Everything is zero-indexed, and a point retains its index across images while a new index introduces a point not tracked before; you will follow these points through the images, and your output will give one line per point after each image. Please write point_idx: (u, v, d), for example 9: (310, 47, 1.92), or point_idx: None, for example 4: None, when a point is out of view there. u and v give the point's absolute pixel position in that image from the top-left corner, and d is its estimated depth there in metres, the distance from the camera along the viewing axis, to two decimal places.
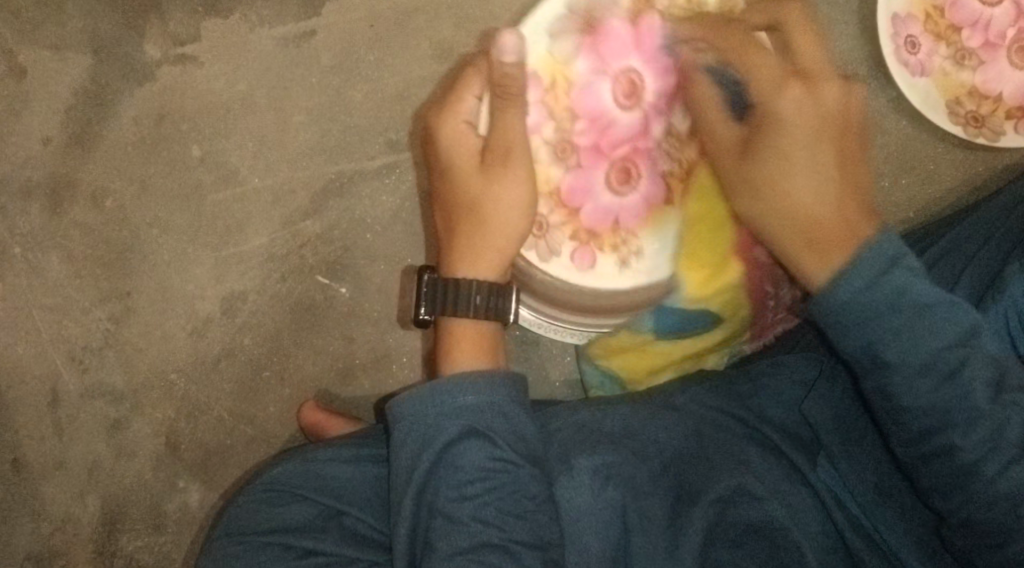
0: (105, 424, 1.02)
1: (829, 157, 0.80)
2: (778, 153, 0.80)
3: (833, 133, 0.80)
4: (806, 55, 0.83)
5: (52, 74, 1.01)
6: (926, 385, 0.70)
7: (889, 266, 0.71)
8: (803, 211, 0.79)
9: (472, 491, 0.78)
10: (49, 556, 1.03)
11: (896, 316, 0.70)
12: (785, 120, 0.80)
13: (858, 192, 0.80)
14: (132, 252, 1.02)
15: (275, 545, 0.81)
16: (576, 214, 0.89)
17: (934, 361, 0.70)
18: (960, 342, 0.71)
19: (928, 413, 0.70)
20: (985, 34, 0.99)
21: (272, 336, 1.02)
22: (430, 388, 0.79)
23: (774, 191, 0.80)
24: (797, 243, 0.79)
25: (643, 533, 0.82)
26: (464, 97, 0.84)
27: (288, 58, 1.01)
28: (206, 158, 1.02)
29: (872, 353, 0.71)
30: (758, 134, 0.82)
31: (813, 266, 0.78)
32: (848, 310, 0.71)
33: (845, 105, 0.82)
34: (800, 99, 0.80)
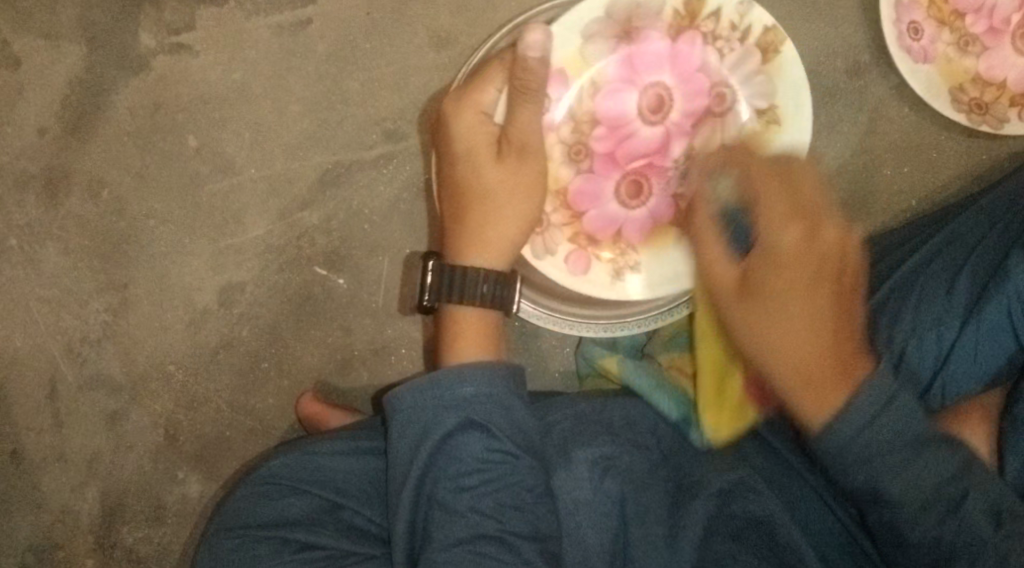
0: (104, 415, 1.02)
1: (828, 304, 0.78)
2: (772, 312, 0.78)
3: (827, 281, 0.78)
4: (807, 195, 0.80)
5: (47, 64, 1.01)
6: (928, 521, 0.72)
7: (889, 401, 0.72)
8: (807, 341, 0.77)
9: (470, 482, 0.77)
10: (49, 547, 1.03)
11: (894, 457, 0.72)
12: (784, 255, 0.78)
13: (847, 329, 0.78)
14: (129, 243, 1.02)
15: (272, 539, 0.80)
16: (580, 217, 0.91)
17: (936, 497, 0.72)
18: (956, 477, 0.72)
19: (929, 545, 0.72)
20: (989, 20, 0.98)
21: (270, 328, 1.02)
22: (431, 379, 0.78)
23: (772, 333, 0.78)
24: (794, 381, 0.77)
25: (640, 524, 0.80)
26: (483, 88, 0.82)
27: (284, 47, 1.00)
28: (202, 148, 1.01)
29: (875, 489, 0.72)
30: (756, 278, 0.79)
31: (814, 409, 0.75)
32: (851, 447, 0.72)
33: (828, 248, 0.78)
34: (802, 233, 0.78)
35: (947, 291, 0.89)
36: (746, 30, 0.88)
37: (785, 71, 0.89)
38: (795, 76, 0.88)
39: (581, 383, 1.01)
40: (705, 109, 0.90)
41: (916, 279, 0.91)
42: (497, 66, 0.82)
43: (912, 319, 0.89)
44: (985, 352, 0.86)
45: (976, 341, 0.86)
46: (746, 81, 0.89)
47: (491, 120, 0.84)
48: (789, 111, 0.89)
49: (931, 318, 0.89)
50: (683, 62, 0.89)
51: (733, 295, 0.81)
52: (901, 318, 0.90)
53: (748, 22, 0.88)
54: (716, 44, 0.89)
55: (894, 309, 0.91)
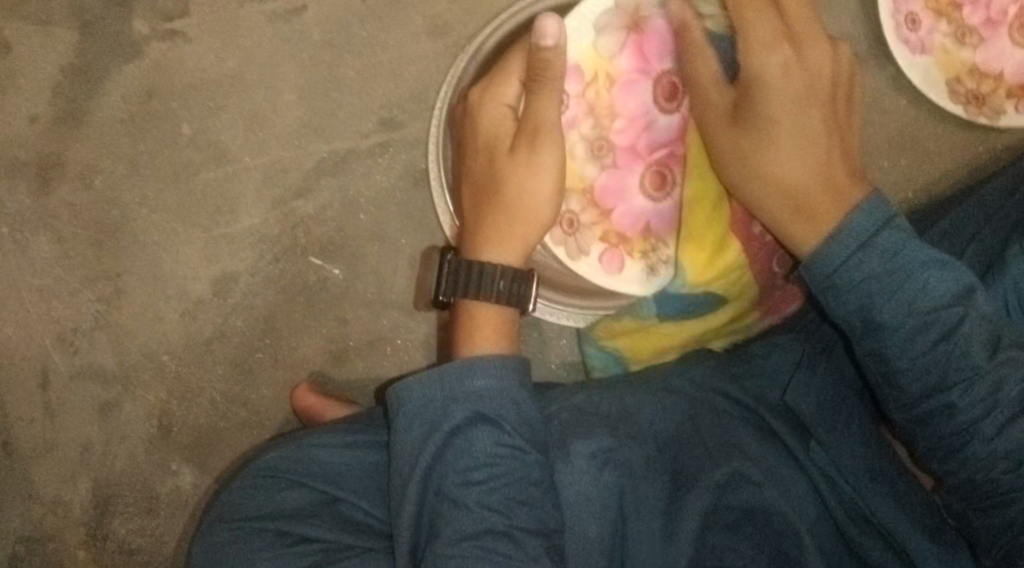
0: (97, 405, 1.01)
1: (816, 119, 0.84)
2: (764, 141, 0.84)
3: (818, 100, 0.85)
4: (793, 17, 0.84)
5: (38, 51, 0.99)
6: (919, 345, 0.76)
7: (879, 219, 0.78)
8: (804, 170, 0.84)
9: (478, 477, 0.77)
10: (41, 538, 1.02)
11: (887, 279, 0.76)
12: (759, 83, 0.83)
13: (841, 132, 0.86)
14: (121, 232, 1.01)
15: (270, 531, 0.80)
16: (608, 215, 0.91)
17: (927, 322, 0.76)
18: (955, 302, 0.76)
19: (922, 372, 0.76)
20: (985, 12, 0.98)
21: (265, 317, 1.01)
22: (441, 371, 0.78)
23: (768, 154, 0.84)
24: (783, 210, 0.84)
25: (639, 518, 0.81)
26: (505, 82, 0.83)
27: (279, 34, 1.00)
28: (196, 136, 1.00)
29: (864, 314, 0.77)
30: (745, 99, 0.84)
31: (804, 231, 0.83)
32: (841, 276, 0.77)
33: (839, 67, 0.86)
34: (787, 58, 0.83)
35: None
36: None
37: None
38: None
39: (589, 374, 0.99)
40: None
41: None
42: (518, 58, 0.84)
43: None
44: None
45: None
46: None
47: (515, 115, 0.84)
48: None
49: None
50: None
51: (724, 126, 0.85)
52: None
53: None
54: None
55: None
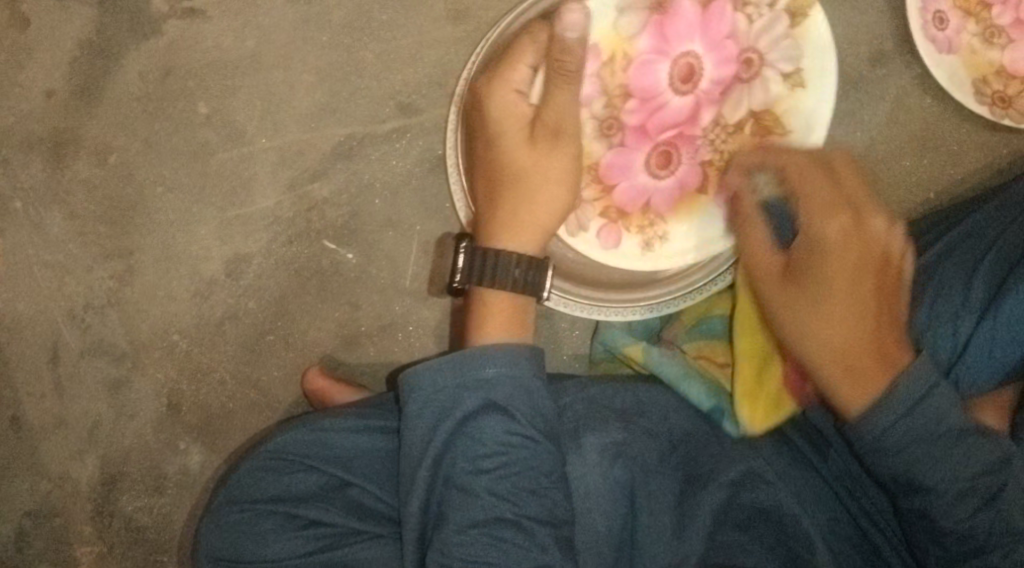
0: (106, 383, 1.01)
1: (872, 289, 0.80)
2: (822, 323, 0.80)
3: (871, 268, 0.81)
4: (844, 174, 0.83)
5: (56, 25, 0.99)
6: (964, 508, 0.74)
7: (931, 387, 0.75)
8: (840, 334, 0.79)
9: (489, 465, 0.76)
10: (48, 514, 1.02)
11: (935, 445, 0.74)
12: (829, 251, 0.80)
13: (881, 267, 0.81)
14: (136, 210, 1.00)
15: (279, 514, 0.80)
16: (610, 192, 0.89)
17: (970, 487, 0.74)
18: (995, 467, 0.75)
19: (965, 536, 0.74)
20: (1016, 12, 0.96)
21: (277, 301, 1.01)
22: (454, 358, 0.77)
23: (812, 312, 0.80)
24: (838, 369, 0.79)
25: (650, 513, 0.81)
26: (518, 67, 0.81)
27: (299, 15, 0.99)
28: (213, 116, 1.00)
29: (909, 476, 0.75)
30: (804, 261, 0.81)
31: (848, 394, 0.78)
32: (893, 435, 0.75)
33: (893, 241, 0.82)
34: (846, 225, 0.81)
35: (965, 287, 0.88)
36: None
37: (812, 38, 0.89)
38: (823, 39, 0.89)
39: (593, 367, 1.00)
40: (734, 76, 0.89)
41: (935, 271, 0.90)
42: (530, 43, 0.81)
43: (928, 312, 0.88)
44: (1004, 344, 0.85)
45: (993, 335, 0.85)
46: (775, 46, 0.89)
47: (528, 99, 0.82)
48: (815, 72, 0.90)
49: (947, 313, 0.88)
50: (714, 30, 0.88)
51: (773, 285, 0.82)
52: (915, 313, 0.89)
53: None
54: (744, 10, 0.88)
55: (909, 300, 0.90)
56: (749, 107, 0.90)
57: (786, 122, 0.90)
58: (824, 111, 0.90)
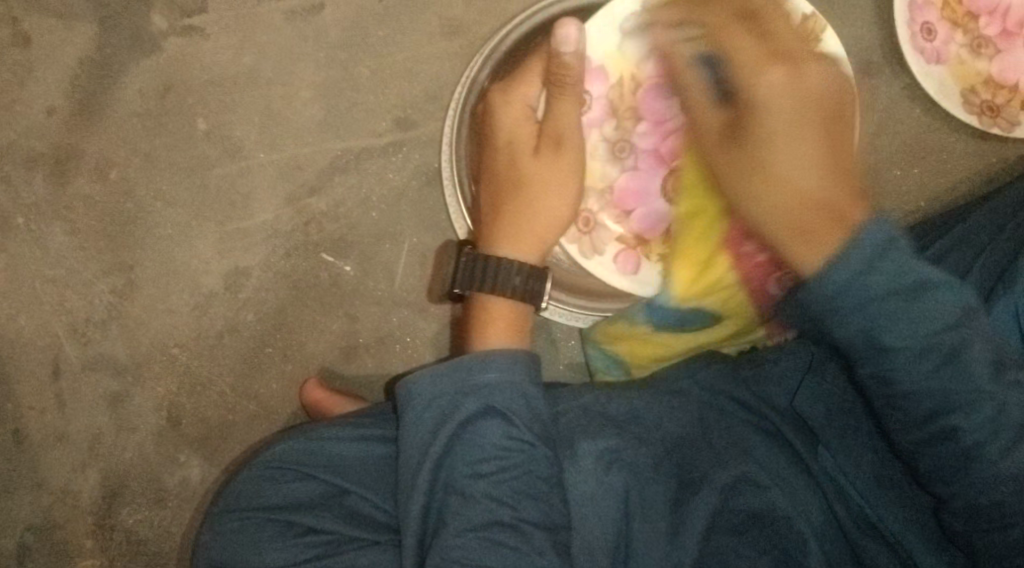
0: (107, 396, 1.02)
1: (810, 146, 0.76)
2: (759, 164, 0.77)
3: (814, 114, 0.76)
4: (784, 38, 0.78)
5: (57, 44, 1.00)
6: (925, 366, 0.70)
7: (880, 251, 0.69)
8: (791, 201, 0.75)
9: (486, 469, 0.77)
10: (49, 527, 1.03)
11: (894, 298, 0.69)
12: (768, 103, 0.76)
13: (835, 130, 0.77)
14: (136, 224, 1.01)
15: (276, 522, 0.81)
16: (627, 217, 0.92)
17: (929, 346, 0.70)
18: (958, 322, 0.70)
19: (925, 396, 0.71)
20: (1003, 23, 0.98)
21: (276, 313, 1.02)
22: (457, 364, 0.79)
23: (770, 154, 0.76)
24: (785, 229, 0.75)
25: (644, 519, 0.82)
26: (528, 84, 0.84)
27: (295, 32, 1.00)
28: (211, 131, 1.01)
29: (869, 338, 0.70)
30: (744, 118, 0.78)
31: (805, 254, 0.73)
32: (847, 290, 0.69)
33: (831, 86, 0.78)
34: (784, 77, 0.76)
35: None
36: (786, 19, 0.87)
37: (823, 60, 0.87)
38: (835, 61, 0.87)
39: (591, 376, 1.00)
40: None
41: None
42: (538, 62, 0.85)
43: None
44: None
45: None
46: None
47: (533, 114, 0.85)
48: None
49: None
50: None
51: (720, 142, 0.80)
52: None
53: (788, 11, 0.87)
54: None
55: None
56: None
57: None
58: None
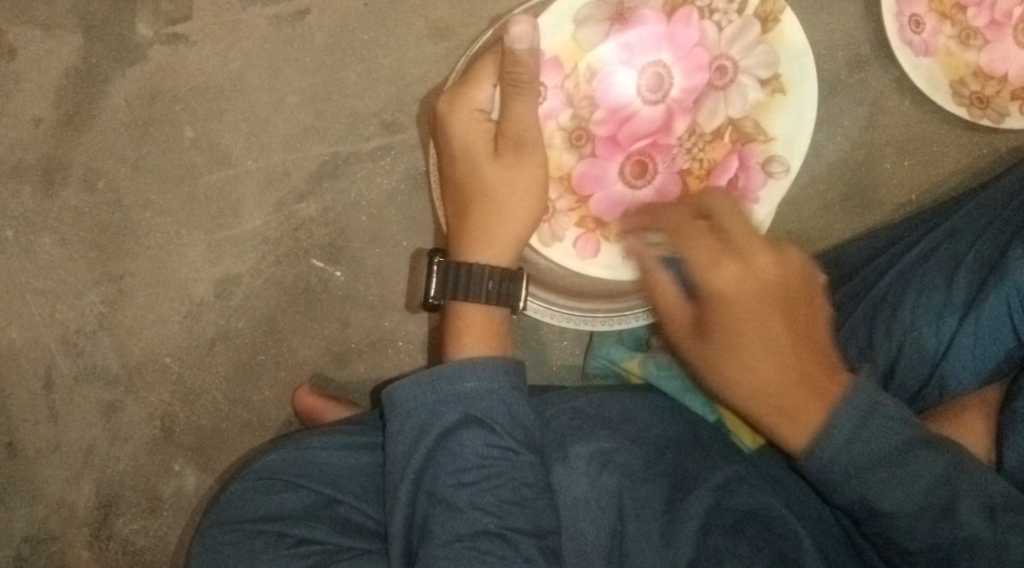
0: (99, 407, 1.02)
1: (779, 327, 0.74)
2: (735, 360, 0.75)
3: (775, 305, 0.74)
4: (738, 234, 0.75)
5: (42, 55, 1.00)
6: (925, 524, 0.70)
7: (868, 413, 0.70)
8: (761, 374, 0.74)
9: (471, 478, 0.77)
10: (45, 539, 1.03)
11: (883, 466, 0.70)
12: (725, 296, 0.74)
13: (796, 298, 0.76)
14: (125, 234, 1.01)
15: (267, 533, 0.80)
16: (585, 201, 0.91)
17: (928, 502, 0.70)
18: (948, 477, 0.70)
19: (930, 552, 0.70)
20: (991, 13, 0.97)
21: (267, 320, 1.02)
22: (432, 373, 0.78)
23: (734, 363, 0.75)
24: (770, 412, 0.74)
25: (637, 520, 0.81)
26: (479, 85, 0.81)
27: (281, 37, 1.00)
28: (199, 139, 1.01)
29: (866, 504, 0.71)
30: (706, 316, 0.76)
31: (790, 435, 0.72)
32: (840, 463, 0.70)
33: (791, 272, 0.76)
34: (736, 272, 0.74)
35: (947, 286, 0.89)
36: (743, 2, 0.87)
37: (786, 40, 0.88)
38: (797, 44, 0.87)
39: (585, 377, 1.01)
40: (706, 83, 0.89)
41: (917, 272, 0.91)
42: (490, 60, 0.81)
43: (912, 313, 0.89)
44: (984, 336, 0.85)
45: (976, 333, 0.85)
46: (745, 54, 0.88)
47: (490, 116, 0.83)
48: (793, 79, 0.89)
49: (930, 313, 0.88)
50: (682, 39, 0.88)
51: (689, 338, 0.78)
52: (899, 313, 0.89)
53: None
54: (713, 18, 0.88)
55: (894, 300, 0.90)
56: (726, 115, 0.90)
57: (768, 127, 0.90)
58: (807, 116, 0.89)
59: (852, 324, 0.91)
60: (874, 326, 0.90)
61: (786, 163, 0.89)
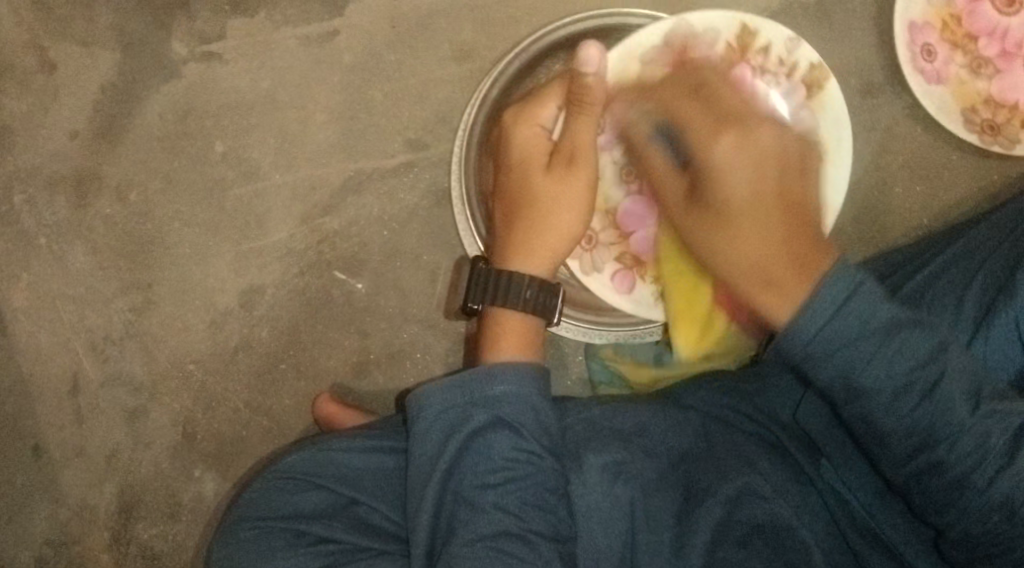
0: (123, 412, 1.04)
1: (774, 182, 0.81)
2: (713, 177, 0.81)
3: (772, 200, 0.80)
4: (734, 103, 0.84)
5: (80, 70, 1.04)
6: (906, 404, 0.74)
7: (853, 290, 0.74)
8: (749, 255, 0.80)
9: (495, 480, 0.79)
10: (65, 541, 1.05)
11: (865, 341, 0.73)
12: (716, 170, 0.81)
13: (795, 200, 0.81)
14: (154, 244, 1.04)
15: (288, 531, 0.82)
16: (627, 237, 0.94)
17: (909, 381, 0.73)
18: (931, 360, 0.74)
19: (907, 434, 0.74)
20: (1002, 43, 1.00)
21: (289, 330, 1.04)
22: (468, 375, 0.81)
23: (725, 236, 0.81)
24: (754, 287, 0.80)
25: (650, 531, 0.82)
26: (544, 104, 0.87)
27: (310, 57, 1.03)
28: (228, 153, 1.04)
29: (847, 382, 0.74)
30: (698, 179, 0.83)
31: (775, 307, 0.78)
32: (818, 341, 0.73)
33: (786, 142, 0.82)
34: (734, 143, 0.80)
35: (956, 307, 0.90)
36: (793, 65, 0.91)
37: (830, 104, 0.90)
38: (839, 111, 0.90)
39: (596, 390, 1.02)
40: None
41: (926, 292, 0.92)
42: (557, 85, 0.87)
43: None
44: (992, 361, 0.88)
45: (985, 355, 0.87)
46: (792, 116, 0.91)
47: (548, 135, 0.87)
48: (833, 142, 0.90)
49: None
50: None
51: (683, 208, 0.85)
52: None
53: (796, 57, 0.90)
54: (764, 78, 0.91)
55: None
56: None
57: None
58: (844, 180, 0.90)
59: None
60: None
61: None
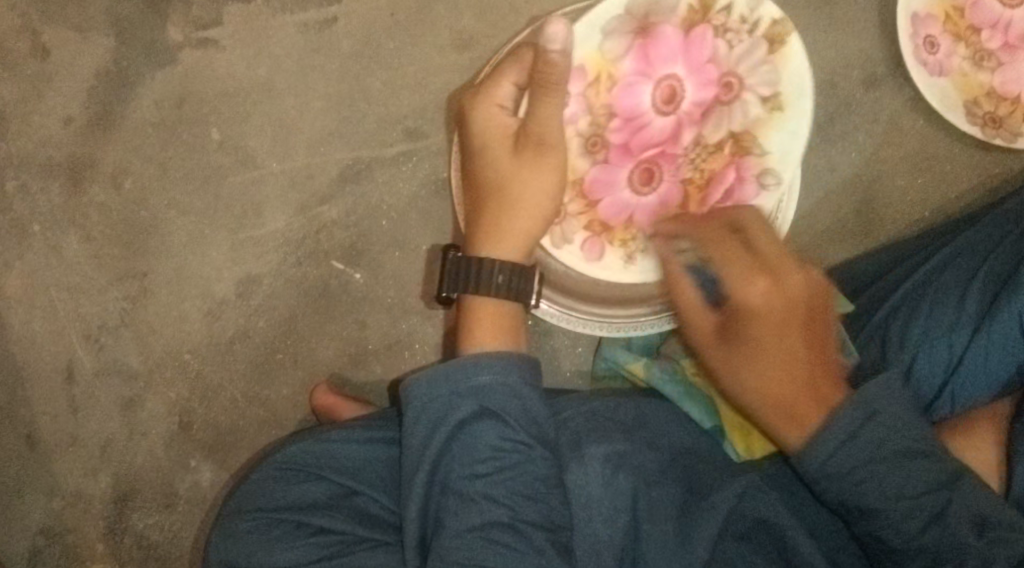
0: (119, 402, 1.03)
1: (799, 344, 0.80)
2: (754, 345, 0.81)
3: (798, 323, 0.80)
4: (772, 254, 0.81)
5: (74, 56, 1.02)
6: (903, 523, 0.74)
7: (867, 419, 0.76)
8: (776, 380, 0.80)
9: (484, 470, 0.78)
10: (60, 531, 1.04)
11: (867, 474, 0.75)
12: (751, 313, 0.81)
13: (821, 343, 0.81)
14: (149, 233, 1.03)
15: (287, 522, 0.82)
16: (594, 207, 0.90)
17: (909, 506, 0.74)
18: (940, 484, 0.75)
19: (908, 543, 0.75)
20: (1005, 36, 0.99)
21: (287, 320, 1.03)
22: (443, 367, 0.79)
23: (747, 364, 0.81)
24: (776, 415, 0.80)
25: (650, 521, 0.82)
26: (500, 82, 0.83)
27: (309, 44, 1.02)
28: (225, 142, 1.03)
29: (851, 501, 0.75)
30: (732, 322, 0.82)
31: (790, 433, 0.79)
32: (831, 475, 0.75)
33: (817, 294, 0.81)
34: (768, 288, 0.80)
35: (959, 304, 0.90)
36: (756, 22, 0.88)
37: (793, 61, 0.88)
38: (801, 67, 0.88)
39: (595, 381, 1.02)
40: (714, 99, 0.89)
41: (930, 286, 0.92)
42: (515, 60, 0.83)
43: (924, 329, 0.90)
44: (995, 358, 0.87)
45: (987, 349, 0.87)
46: (754, 71, 0.89)
47: (510, 112, 0.84)
48: (795, 99, 0.89)
49: (942, 328, 0.90)
50: (696, 54, 0.88)
51: (716, 346, 0.83)
52: (911, 329, 0.91)
53: (759, 14, 0.87)
54: (726, 36, 0.88)
55: (908, 313, 0.92)
56: (730, 129, 0.90)
57: (765, 142, 0.90)
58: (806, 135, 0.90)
59: (860, 346, 0.93)
60: (886, 345, 0.91)
61: (779, 178, 0.90)
